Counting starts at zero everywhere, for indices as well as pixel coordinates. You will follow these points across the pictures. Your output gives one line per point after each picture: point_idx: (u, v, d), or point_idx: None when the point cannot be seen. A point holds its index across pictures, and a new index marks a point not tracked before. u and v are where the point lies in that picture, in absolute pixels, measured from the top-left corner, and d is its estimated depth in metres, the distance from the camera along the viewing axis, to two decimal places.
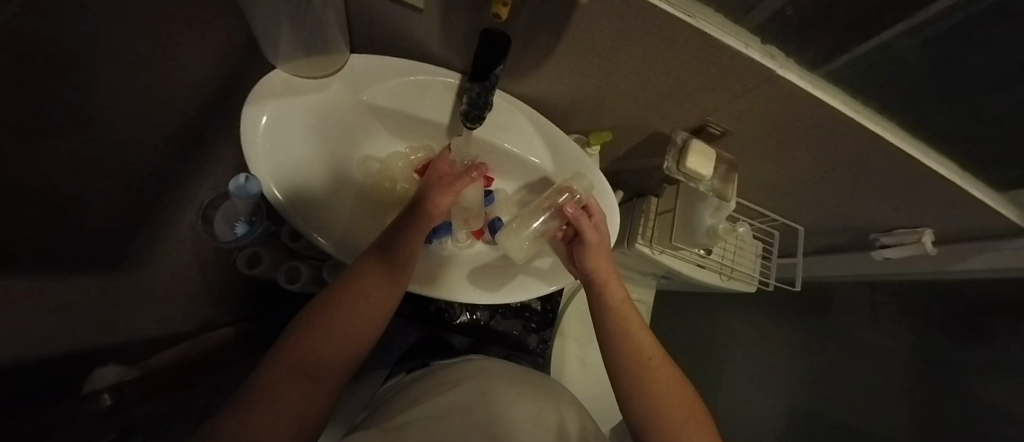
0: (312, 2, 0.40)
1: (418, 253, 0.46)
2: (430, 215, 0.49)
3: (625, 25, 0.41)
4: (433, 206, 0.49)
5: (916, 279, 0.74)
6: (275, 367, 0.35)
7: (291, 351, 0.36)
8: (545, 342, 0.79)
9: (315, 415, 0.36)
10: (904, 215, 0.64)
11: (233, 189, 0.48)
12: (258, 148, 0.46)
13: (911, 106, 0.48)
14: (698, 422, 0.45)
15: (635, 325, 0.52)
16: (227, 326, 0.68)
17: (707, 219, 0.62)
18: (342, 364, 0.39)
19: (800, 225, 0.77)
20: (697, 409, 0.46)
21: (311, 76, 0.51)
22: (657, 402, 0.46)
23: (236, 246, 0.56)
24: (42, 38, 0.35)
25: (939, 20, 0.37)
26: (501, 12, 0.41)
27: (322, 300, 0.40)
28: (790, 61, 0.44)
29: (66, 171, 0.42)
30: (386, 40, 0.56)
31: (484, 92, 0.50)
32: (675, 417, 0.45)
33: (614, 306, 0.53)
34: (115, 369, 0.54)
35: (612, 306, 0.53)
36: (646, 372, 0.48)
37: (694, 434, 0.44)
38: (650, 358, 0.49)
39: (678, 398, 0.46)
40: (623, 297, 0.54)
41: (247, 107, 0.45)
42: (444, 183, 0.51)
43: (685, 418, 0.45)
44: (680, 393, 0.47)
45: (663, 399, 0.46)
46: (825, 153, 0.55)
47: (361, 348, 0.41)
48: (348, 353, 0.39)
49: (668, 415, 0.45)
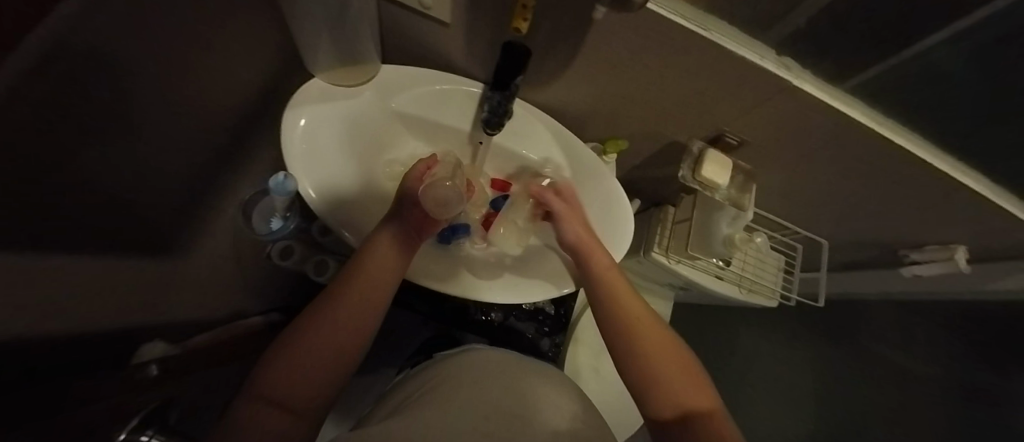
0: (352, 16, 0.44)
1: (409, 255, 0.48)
2: (400, 213, 0.49)
3: (641, 37, 0.43)
4: (405, 204, 0.49)
5: (952, 297, 0.70)
6: (264, 369, 0.36)
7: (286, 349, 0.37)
8: (559, 347, 0.77)
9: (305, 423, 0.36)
10: (935, 230, 0.62)
11: (273, 185, 0.51)
12: (296, 148, 0.50)
13: (932, 118, 0.48)
14: (695, 384, 0.43)
15: (623, 292, 0.51)
16: (258, 315, 0.66)
17: (724, 228, 0.64)
18: (336, 363, 0.39)
19: (824, 240, 0.75)
20: (693, 371, 0.44)
21: (346, 84, 0.56)
22: (652, 369, 0.43)
23: (271, 240, 0.60)
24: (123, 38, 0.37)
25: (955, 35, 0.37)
26: (522, 26, 0.44)
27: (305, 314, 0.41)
28: (806, 72, 0.45)
29: None
30: (413, 52, 0.60)
31: (504, 101, 0.53)
32: (673, 385, 0.42)
33: (600, 272, 0.52)
34: (163, 344, 0.50)
35: (599, 273, 0.52)
36: (636, 340, 0.46)
37: (697, 401, 0.41)
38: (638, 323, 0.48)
39: (672, 362, 0.44)
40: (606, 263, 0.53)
41: (288, 111, 0.50)
42: (419, 182, 0.52)
43: (685, 385, 0.42)
44: (674, 358, 0.45)
45: (658, 367, 0.43)
46: (846, 164, 0.55)
47: (356, 347, 0.41)
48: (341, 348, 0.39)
49: (665, 382, 0.42)
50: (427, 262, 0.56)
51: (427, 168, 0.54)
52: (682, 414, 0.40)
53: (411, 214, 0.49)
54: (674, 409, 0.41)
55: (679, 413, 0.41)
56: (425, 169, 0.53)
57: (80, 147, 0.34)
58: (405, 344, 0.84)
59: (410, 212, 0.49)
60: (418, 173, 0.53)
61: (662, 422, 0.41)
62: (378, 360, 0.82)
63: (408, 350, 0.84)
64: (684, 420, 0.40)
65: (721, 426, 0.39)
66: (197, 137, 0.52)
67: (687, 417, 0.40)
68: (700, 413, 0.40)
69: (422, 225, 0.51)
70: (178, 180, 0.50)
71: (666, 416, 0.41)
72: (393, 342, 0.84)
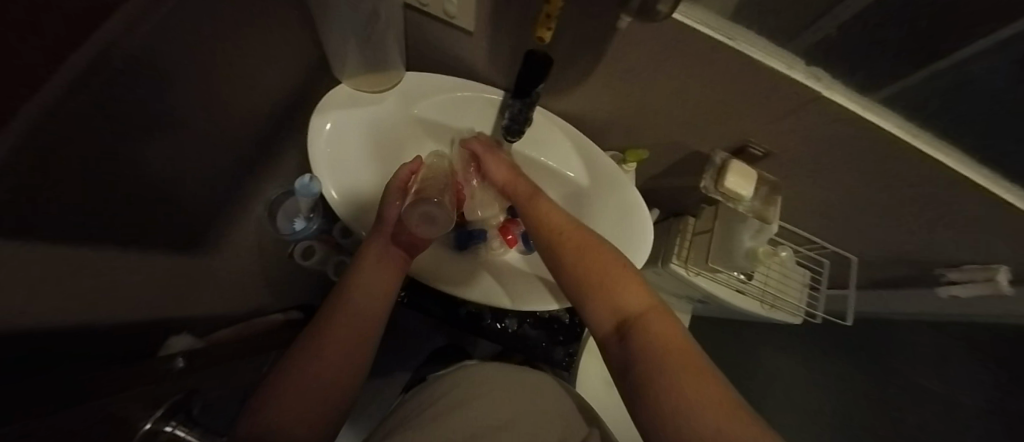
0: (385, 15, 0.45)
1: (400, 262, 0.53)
2: (381, 231, 0.52)
3: (663, 46, 0.43)
4: (387, 218, 0.52)
5: (982, 325, 0.65)
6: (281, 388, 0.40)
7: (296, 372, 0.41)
8: (571, 356, 0.75)
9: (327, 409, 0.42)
10: (974, 249, 0.59)
11: (299, 188, 0.54)
12: (321, 151, 0.53)
13: (974, 130, 0.46)
14: (630, 286, 0.41)
15: (546, 205, 0.50)
16: (278, 313, 0.67)
17: (745, 241, 0.62)
18: (344, 378, 0.44)
19: (854, 255, 0.72)
20: (625, 271, 0.42)
21: (371, 90, 0.57)
22: (585, 282, 0.42)
23: (295, 240, 0.62)
24: (196, 46, 0.40)
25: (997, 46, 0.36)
26: (545, 35, 0.44)
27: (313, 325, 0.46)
28: (838, 82, 0.44)
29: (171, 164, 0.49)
30: (436, 61, 0.61)
31: (524, 108, 0.53)
32: (611, 293, 0.40)
33: (525, 195, 0.51)
34: (188, 338, 0.51)
35: (523, 196, 0.52)
36: (565, 258, 0.45)
37: (634, 304, 0.39)
38: (564, 236, 0.46)
39: (605, 269, 0.42)
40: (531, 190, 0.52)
41: (315, 115, 0.52)
42: (400, 195, 0.52)
43: (620, 290, 0.40)
44: (602, 253, 0.44)
45: (589, 277, 0.42)
46: (877, 177, 0.53)
47: (359, 363, 0.46)
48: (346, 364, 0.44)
49: (601, 294, 0.41)
50: (444, 268, 0.57)
51: (410, 174, 0.55)
52: (620, 322, 0.39)
53: (394, 231, 0.52)
54: (613, 317, 0.39)
55: (618, 322, 0.39)
56: (408, 175, 0.54)
57: (126, 144, 0.35)
58: (417, 349, 0.84)
59: (392, 229, 0.52)
60: (400, 183, 0.53)
61: (605, 336, 0.40)
62: (390, 364, 0.82)
63: (420, 354, 0.84)
64: (621, 327, 0.38)
65: (658, 323, 0.37)
66: (231, 139, 0.54)
67: (625, 324, 0.38)
68: (637, 315, 0.38)
69: (407, 242, 0.53)
70: (207, 181, 0.52)
71: (607, 328, 0.40)
72: (405, 346, 0.84)
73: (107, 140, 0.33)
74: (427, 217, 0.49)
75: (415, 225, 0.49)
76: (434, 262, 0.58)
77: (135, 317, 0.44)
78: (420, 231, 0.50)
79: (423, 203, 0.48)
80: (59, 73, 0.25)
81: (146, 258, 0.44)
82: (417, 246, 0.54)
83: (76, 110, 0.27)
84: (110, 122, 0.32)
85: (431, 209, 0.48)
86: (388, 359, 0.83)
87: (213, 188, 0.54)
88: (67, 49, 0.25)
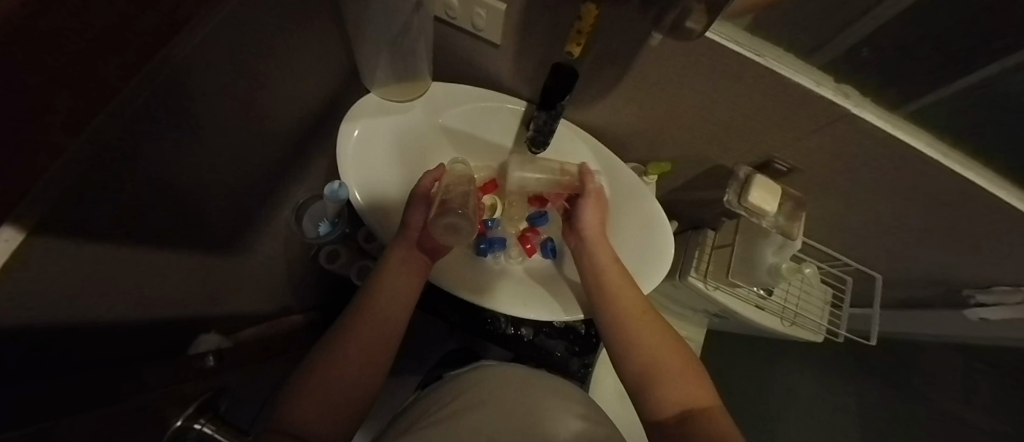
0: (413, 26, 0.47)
1: (421, 267, 0.53)
2: (407, 236, 0.53)
3: (690, 62, 0.44)
4: (411, 224, 0.53)
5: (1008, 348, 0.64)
6: (309, 380, 0.42)
7: (325, 361, 0.44)
8: (588, 367, 0.74)
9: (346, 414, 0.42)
10: (1005, 270, 0.57)
11: (329, 193, 0.58)
12: (349, 156, 0.54)
13: (1004, 149, 0.46)
14: (695, 380, 0.44)
15: (622, 282, 0.52)
16: (298, 313, 0.67)
17: (768, 257, 0.61)
18: (367, 374, 0.45)
19: (878, 273, 0.70)
20: (692, 370, 0.45)
21: (399, 100, 0.59)
22: (651, 370, 0.45)
23: (319, 244, 0.65)
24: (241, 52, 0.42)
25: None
26: (575, 50, 0.45)
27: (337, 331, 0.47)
28: (866, 100, 0.45)
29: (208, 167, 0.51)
30: (464, 72, 0.63)
31: (551, 120, 0.54)
32: (676, 383, 0.44)
33: (602, 265, 0.53)
34: (216, 337, 0.52)
35: (600, 265, 0.53)
36: (635, 336, 0.48)
37: (698, 399, 0.43)
38: (637, 315, 0.49)
39: (673, 358, 0.46)
40: (608, 260, 0.53)
41: (346, 121, 0.54)
42: (425, 202, 0.53)
43: (686, 383, 0.44)
44: (672, 348, 0.47)
45: (656, 367, 0.45)
46: (904, 194, 0.52)
47: (380, 367, 0.46)
48: (366, 362, 0.45)
49: (666, 382, 0.44)
50: (464, 273, 0.58)
51: (433, 181, 0.55)
52: (681, 412, 0.42)
53: (418, 236, 0.53)
54: (675, 407, 0.42)
55: (680, 412, 0.42)
56: (431, 183, 0.54)
57: (160, 139, 0.36)
58: (429, 355, 0.84)
59: (416, 235, 0.53)
60: (425, 191, 0.54)
61: (661, 421, 0.42)
62: (403, 369, 0.82)
63: (432, 360, 0.84)
64: (683, 417, 0.41)
65: (720, 423, 0.41)
66: (267, 144, 0.56)
67: (687, 416, 0.42)
68: (700, 411, 0.42)
69: (429, 247, 0.54)
70: (246, 183, 0.54)
71: (666, 415, 0.42)
72: (418, 351, 0.84)
73: (148, 144, 0.35)
74: (452, 227, 0.52)
75: (440, 233, 0.52)
76: (456, 266, 0.58)
77: (162, 314, 0.45)
78: (444, 240, 0.53)
79: (449, 214, 0.51)
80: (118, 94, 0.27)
81: (182, 257, 0.46)
82: (439, 251, 0.55)
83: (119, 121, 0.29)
84: (151, 128, 0.34)
85: (456, 220, 0.51)
86: (401, 364, 0.83)
87: (248, 190, 0.56)
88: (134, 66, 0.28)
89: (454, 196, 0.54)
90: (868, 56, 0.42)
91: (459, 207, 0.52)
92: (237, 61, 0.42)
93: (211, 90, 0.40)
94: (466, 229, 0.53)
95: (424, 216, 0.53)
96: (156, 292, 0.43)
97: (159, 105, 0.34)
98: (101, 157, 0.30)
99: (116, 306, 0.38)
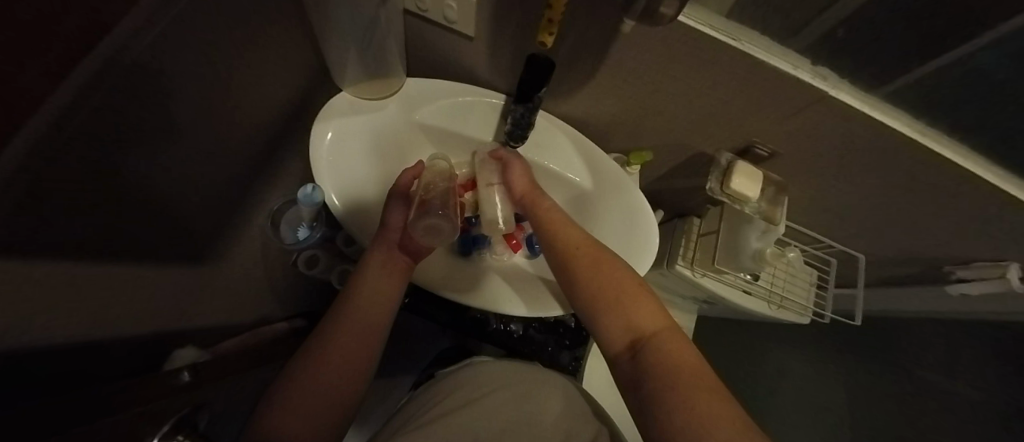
0: (377, 22, 0.46)
1: (392, 257, 0.51)
2: (387, 237, 0.51)
3: (667, 48, 0.43)
4: (392, 224, 0.51)
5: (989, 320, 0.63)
6: (288, 391, 0.41)
7: (302, 365, 0.43)
8: (578, 360, 0.75)
9: (327, 414, 0.42)
10: (977, 245, 0.58)
11: (302, 197, 0.56)
12: (323, 160, 0.52)
13: (980, 127, 0.46)
14: (643, 304, 0.44)
15: (564, 226, 0.53)
16: (281, 322, 0.66)
17: (753, 242, 0.62)
18: (347, 384, 0.44)
19: (860, 253, 0.71)
20: (643, 295, 0.45)
21: (370, 98, 0.57)
22: (597, 297, 0.46)
23: (299, 249, 0.65)
24: (199, 59, 0.40)
25: (998, 44, 0.37)
26: (547, 40, 0.43)
27: (316, 337, 0.46)
28: (843, 81, 0.44)
29: (205, 178, 0.50)
30: (439, 65, 0.61)
31: (528, 113, 0.53)
32: (624, 312, 0.44)
33: (542, 214, 0.54)
34: (193, 350, 0.51)
35: (541, 214, 0.54)
36: (582, 275, 0.48)
37: (648, 322, 0.42)
38: (579, 251, 0.50)
39: (619, 285, 0.46)
40: (550, 208, 0.54)
41: (317, 123, 0.52)
42: (404, 202, 0.53)
43: (634, 311, 0.43)
44: (618, 277, 0.47)
45: (602, 294, 0.46)
46: (880, 174, 0.53)
47: (362, 371, 0.45)
48: (343, 369, 0.44)
49: (615, 312, 0.44)
50: (445, 275, 0.57)
51: (413, 178, 0.55)
52: (631, 340, 0.42)
53: (399, 237, 0.52)
54: (626, 335, 0.42)
55: (630, 338, 0.42)
56: (410, 179, 0.54)
57: (116, 149, 0.33)
58: (421, 354, 0.84)
59: (397, 235, 0.51)
60: (403, 190, 0.54)
61: (618, 351, 0.43)
62: (394, 369, 0.82)
63: (424, 360, 0.84)
64: (634, 344, 0.41)
65: (669, 341, 0.40)
66: (235, 149, 0.54)
67: (637, 341, 0.41)
68: (649, 334, 0.41)
69: (413, 247, 0.52)
70: (215, 189, 0.53)
71: (620, 344, 0.43)
72: (407, 352, 0.84)
73: (118, 159, 0.34)
74: (433, 229, 0.50)
75: (421, 236, 0.50)
76: (438, 269, 0.57)
77: (140, 331, 0.44)
78: (426, 242, 0.51)
79: (429, 216, 0.49)
80: (45, 107, 0.25)
81: (154, 273, 0.45)
82: (421, 253, 0.53)
83: (70, 137, 0.28)
84: (122, 140, 0.34)
85: (435, 221, 0.50)
86: (393, 365, 0.82)
87: (216, 200, 0.54)
88: (54, 75, 0.25)
89: (434, 194, 0.53)
90: (845, 37, 0.40)
91: (439, 208, 0.51)
92: (195, 67, 0.40)
93: (167, 91, 0.37)
94: (448, 231, 0.51)
95: (404, 216, 0.52)
96: (132, 306, 0.42)
97: (125, 115, 0.33)
98: (70, 178, 0.29)
99: (85, 324, 0.36)
